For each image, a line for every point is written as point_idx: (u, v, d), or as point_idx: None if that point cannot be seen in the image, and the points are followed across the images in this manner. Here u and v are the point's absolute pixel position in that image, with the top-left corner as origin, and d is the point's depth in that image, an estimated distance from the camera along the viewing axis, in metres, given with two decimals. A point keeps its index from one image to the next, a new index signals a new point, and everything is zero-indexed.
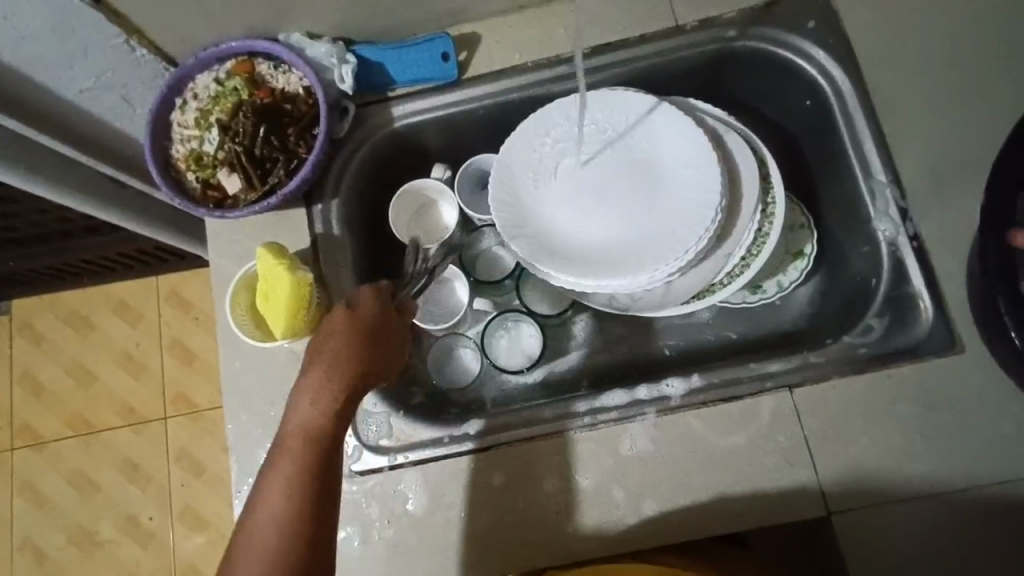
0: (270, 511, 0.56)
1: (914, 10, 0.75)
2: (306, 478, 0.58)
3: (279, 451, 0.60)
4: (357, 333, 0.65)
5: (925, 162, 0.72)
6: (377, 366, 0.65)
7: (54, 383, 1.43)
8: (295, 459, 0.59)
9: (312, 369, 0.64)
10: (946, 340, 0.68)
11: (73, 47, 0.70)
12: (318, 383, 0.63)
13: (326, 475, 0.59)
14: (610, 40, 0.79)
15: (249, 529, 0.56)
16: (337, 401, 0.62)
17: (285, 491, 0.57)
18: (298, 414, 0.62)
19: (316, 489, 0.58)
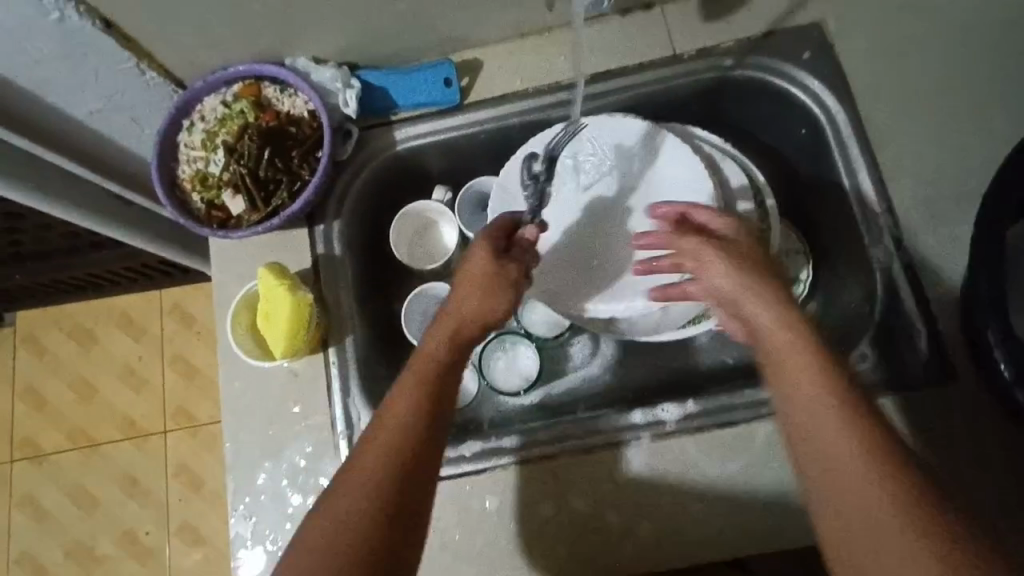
0: (380, 445, 0.56)
1: (908, 42, 0.77)
2: (422, 419, 0.58)
3: (399, 387, 0.60)
4: (488, 278, 0.66)
5: (918, 192, 0.73)
6: (497, 316, 0.66)
7: (55, 396, 1.44)
8: (414, 396, 0.59)
9: (445, 310, 0.65)
10: (938, 368, 0.68)
11: (84, 70, 0.72)
12: (443, 326, 0.64)
13: (440, 419, 0.59)
14: (610, 68, 0.80)
15: (359, 458, 0.56)
16: (456, 345, 0.64)
17: (400, 428, 0.57)
18: (423, 352, 0.62)
19: (429, 432, 0.58)
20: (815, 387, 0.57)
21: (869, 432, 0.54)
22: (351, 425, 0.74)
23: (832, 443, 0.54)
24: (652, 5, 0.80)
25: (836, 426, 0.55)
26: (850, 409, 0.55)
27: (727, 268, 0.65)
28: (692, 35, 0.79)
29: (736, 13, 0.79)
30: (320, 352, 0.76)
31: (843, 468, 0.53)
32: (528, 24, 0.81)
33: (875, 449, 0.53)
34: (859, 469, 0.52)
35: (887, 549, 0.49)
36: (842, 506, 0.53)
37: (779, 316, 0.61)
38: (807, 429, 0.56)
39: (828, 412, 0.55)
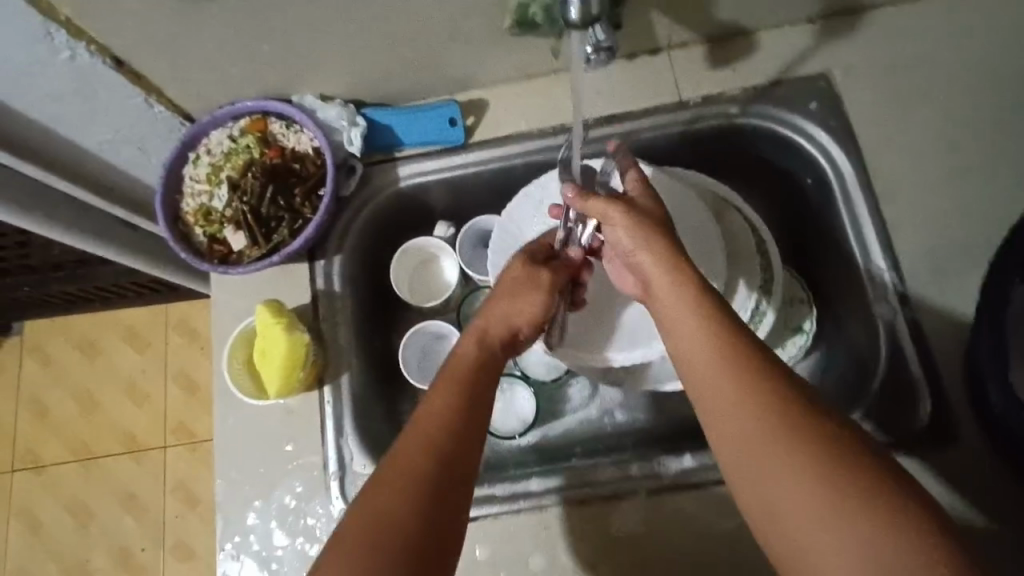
0: (418, 439, 0.54)
1: (916, 96, 0.76)
2: (460, 416, 0.56)
3: (436, 385, 0.58)
4: (523, 283, 0.67)
5: (924, 248, 0.72)
6: (530, 320, 0.67)
7: (58, 408, 1.44)
8: (451, 394, 0.57)
9: (482, 313, 0.66)
10: (942, 432, 0.67)
11: (94, 104, 0.72)
12: (479, 327, 0.64)
13: (478, 420, 0.57)
14: (615, 112, 0.80)
15: (395, 452, 0.53)
16: (490, 347, 0.63)
17: (438, 423, 0.55)
18: (457, 354, 0.62)
19: (466, 431, 0.55)
20: (709, 346, 0.53)
21: (763, 383, 0.50)
22: (343, 466, 0.74)
23: (729, 402, 0.50)
24: (659, 50, 0.80)
25: (725, 380, 0.51)
26: (747, 364, 0.51)
27: (632, 224, 0.61)
28: (699, 81, 0.79)
29: (743, 61, 0.79)
30: (315, 390, 0.76)
31: (749, 421, 0.49)
32: (535, 66, 0.81)
33: (763, 403, 0.49)
34: (759, 421, 0.49)
35: (795, 505, 0.45)
36: (745, 469, 0.48)
37: (672, 270, 0.59)
38: (707, 385, 0.52)
39: (722, 368, 0.52)
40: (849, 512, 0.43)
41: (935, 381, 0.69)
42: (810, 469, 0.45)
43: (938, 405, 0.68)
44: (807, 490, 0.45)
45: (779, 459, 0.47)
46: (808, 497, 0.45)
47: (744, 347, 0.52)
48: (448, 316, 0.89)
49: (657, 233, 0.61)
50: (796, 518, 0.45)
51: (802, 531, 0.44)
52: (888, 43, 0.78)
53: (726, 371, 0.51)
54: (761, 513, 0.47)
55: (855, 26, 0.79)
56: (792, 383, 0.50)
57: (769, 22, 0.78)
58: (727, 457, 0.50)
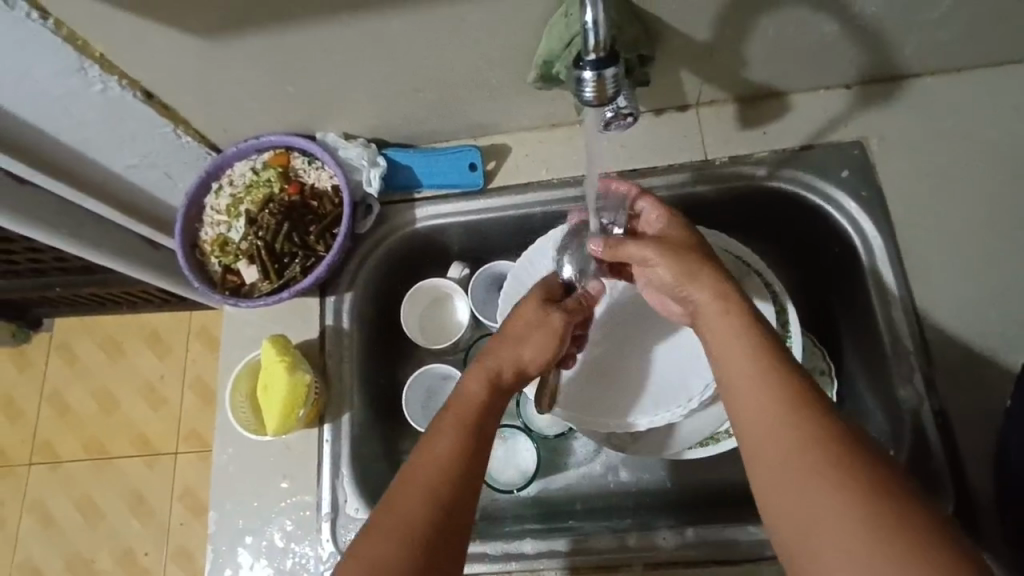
0: (418, 483, 0.51)
1: (954, 170, 0.73)
2: (462, 460, 0.53)
3: (439, 425, 0.55)
4: (538, 325, 0.63)
5: (957, 333, 0.68)
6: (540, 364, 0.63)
7: (79, 405, 1.32)
8: (452, 437, 0.54)
9: (488, 351, 0.61)
10: (970, 534, 0.63)
11: (122, 132, 0.74)
12: (486, 363, 0.60)
13: (482, 461, 0.54)
14: (636, 167, 0.78)
15: (398, 492, 0.51)
16: (498, 389, 0.59)
17: (438, 464, 0.52)
18: (461, 394, 0.58)
19: (469, 475, 0.53)
20: (746, 353, 0.52)
21: (798, 394, 0.49)
22: (336, 508, 0.72)
23: (763, 411, 0.49)
24: (687, 107, 0.79)
25: (761, 386, 0.50)
26: (779, 376, 0.50)
27: (674, 252, 0.60)
28: (727, 141, 0.77)
29: (772, 123, 0.77)
30: (315, 428, 0.75)
31: (782, 430, 0.48)
32: (559, 116, 0.80)
33: (800, 413, 0.48)
34: (795, 436, 0.47)
35: (830, 514, 0.43)
36: (777, 480, 0.47)
37: (705, 283, 0.57)
38: (745, 394, 0.51)
39: (758, 373, 0.51)
40: (883, 525, 0.41)
41: (960, 477, 0.64)
42: (843, 480, 0.44)
43: (962, 502, 0.64)
44: (837, 501, 0.43)
45: (813, 468, 0.45)
46: (842, 507, 0.43)
47: (780, 358, 0.52)
48: (455, 357, 0.88)
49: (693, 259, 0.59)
50: (831, 534, 0.43)
51: (836, 546, 0.42)
52: (926, 114, 0.75)
53: (761, 378, 0.50)
54: (794, 527, 0.45)
55: (890, 94, 0.76)
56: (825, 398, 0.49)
57: (802, 84, 0.76)
58: (760, 467, 0.48)
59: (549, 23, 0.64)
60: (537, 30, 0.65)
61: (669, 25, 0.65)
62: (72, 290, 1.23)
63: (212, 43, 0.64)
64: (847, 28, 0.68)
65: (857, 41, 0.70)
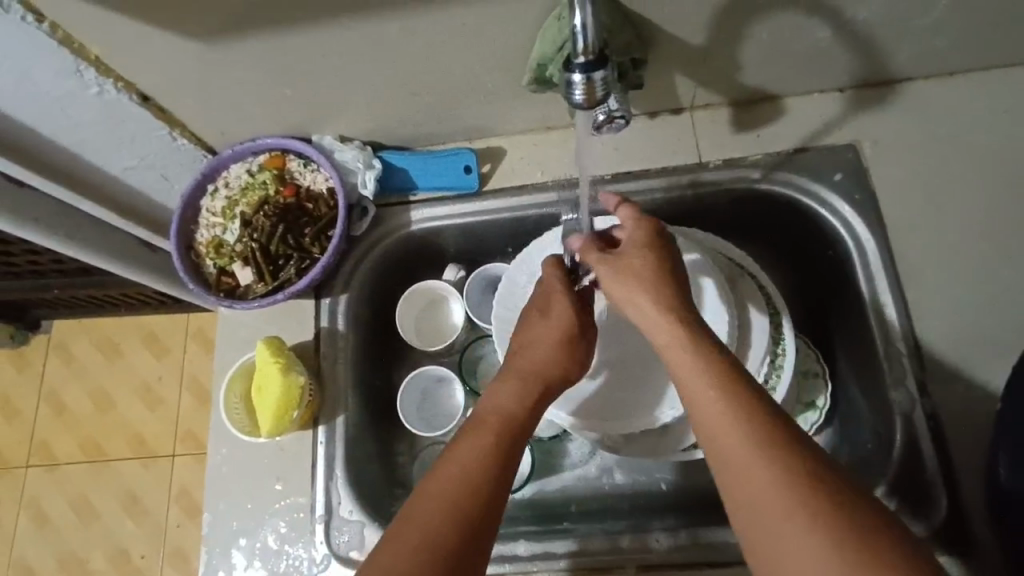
0: (440, 496, 0.51)
1: (947, 173, 0.74)
2: (489, 472, 0.53)
3: (470, 437, 0.55)
4: (574, 331, 0.65)
5: (950, 336, 0.69)
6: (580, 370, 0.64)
7: (75, 406, 1.32)
8: (480, 450, 0.54)
9: (517, 361, 0.62)
10: (961, 538, 0.63)
11: (120, 134, 0.74)
12: (517, 376, 0.61)
13: (505, 478, 0.53)
14: (631, 170, 0.79)
15: (411, 510, 0.51)
16: (531, 399, 0.59)
17: (464, 478, 0.52)
18: (487, 407, 0.58)
19: (497, 487, 0.52)
20: (705, 376, 0.52)
21: (756, 418, 0.49)
22: (330, 509, 0.72)
23: (723, 436, 0.49)
24: (681, 110, 0.79)
25: (720, 409, 0.50)
26: (739, 400, 0.50)
27: (623, 276, 0.61)
28: (721, 144, 0.78)
29: (766, 126, 0.78)
30: (310, 429, 0.75)
31: (742, 454, 0.48)
32: (555, 119, 0.80)
33: (769, 435, 0.48)
34: (763, 458, 0.47)
35: (791, 539, 0.44)
36: (739, 504, 0.47)
37: (657, 306, 0.58)
38: (706, 418, 0.51)
39: (716, 396, 0.51)
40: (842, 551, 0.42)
41: (952, 480, 0.64)
42: (802, 505, 0.44)
43: (954, 505, 0.64)
44: (799, 527, 0.44)
45: (772, 494, 0.45)
46: (803, 533, 0.43)
47: (739, 380, 0.52)
48: (451, 359, 0.88)
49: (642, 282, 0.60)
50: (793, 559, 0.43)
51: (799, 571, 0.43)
52: (919, 118, 0.76)
53: (719, 402, 0.51)
54: (758, 551, 0.45)
55: (884, 98, 0.77)
56: (787, 420, 0.49)
57: (796, 88, 0.77)
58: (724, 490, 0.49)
59: (543, 27, 0.64)
60: (531, 34, 0.66)
61: (663, 29, 0.66)
62: (70, 292, 1.23)
63: (209, 45, 0.64)
64: (840, 32, 0.68)
65: (850, 46, 0.70)
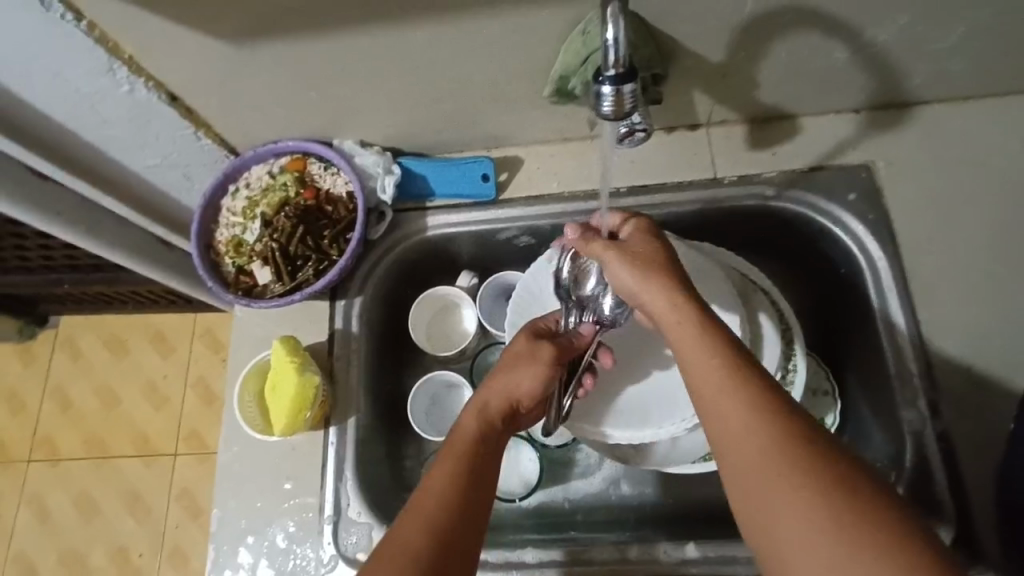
0: (424, 507, 0.52)
1: (959, 196, 0.74)
2: (462, 485, 0.54)
3: (440, 457, 0.57)
4: (526, 359, 0.66)
5: (961, 356, 0.69)
6: (532, 397, 0.65)
7: (81, 402, 1.33)
8: (454, 465, 0.56)
9: (482, 387, 0.65)
10: (969, 561, 0.63)
11: (145, 132, 0.75)
12: (475, 402, 0.63)
13: (477, 491, 0.55)
14: (648, 183, 0.80)
15: (399, 523, 0.52)
16: (487, 421, 0.62)
17: (444, 490, 0.54)
18: (456, 431, 0.60)
19: (469, 501, 0.53)
20: (698, 344, 0.54)
21: (750, 385, 0.51)
22: (338, 511, 0.72)
23: (723, 402, 0.50)
24: (698, 126, 0.80)
25: (712, 376, 0.52)
26: (721, 364, 0.52)
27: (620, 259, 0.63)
28: (736, 161, 0.79)
29: (781, 145, 0.79)
30: (321, 430, 0.76)
31: (733, 418, 0.50)
32: (573, 131, 0.81)
33: (763, 411, 0.49)
34: (761, 433, 0.48)
35: (788, 515, 0.44)
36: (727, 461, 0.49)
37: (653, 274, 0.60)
38: (703, 387, 0.52)
39: (710, 366, 0.52)
40: (831, 498, 0.44)
41: (961, 502, 0.64)
42: (795, 457, 0.46)
43: (963, 526, 0.64)
44: (788, 478, 0.45)
45: (765, 465, 0.46)
46: (783, 487, 0.45)
47: (724, 343, 0.53)
48: (462, 365, 0.89)
49: (638, 261, 0.62)
50: (782, 518, 0.45)
51: (801, 545, 0.43)
52: (934, 141, 0.77)
53: (717, 370, 0.52)
54: (749, 510, 0.47)
55: (899, 121, 0.78)
56: (777, 384, 0.51)
57: (811, 108, 0.78)
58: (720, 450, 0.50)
59: (567, 39, 0.66)
60: (555, 46, 0.67)
61: (685, 47, 0.67)
62: (81, 288, 1.23)
63: (240, 48, 0.66)
64: (858, 55, 0.69)
65: (867, 67, 0.71)
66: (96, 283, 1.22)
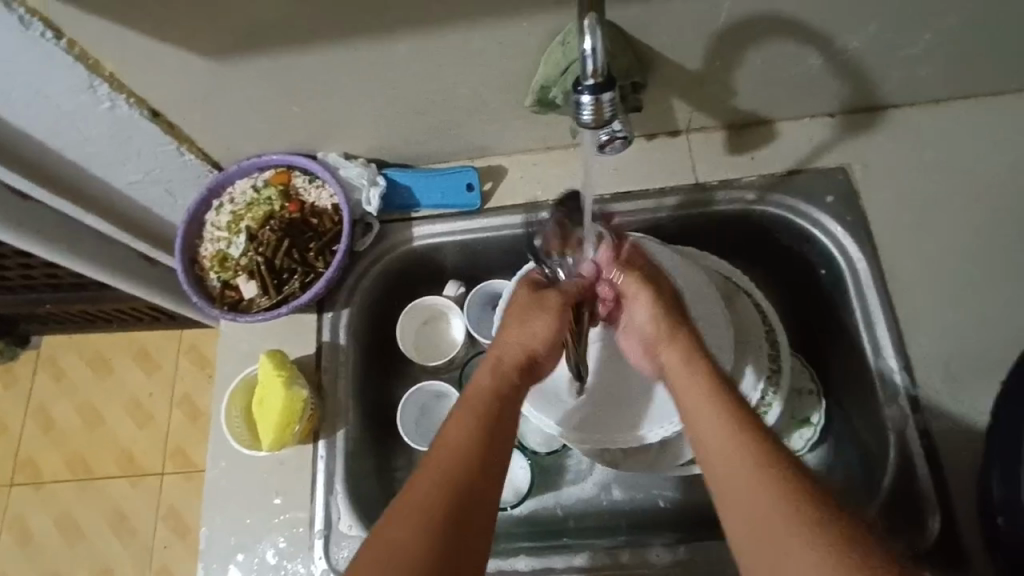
0: (438, 467, 0.52)
1: (932, 197, 0.76)
2: (477, 446, 0.54)
3: (455, 417, 0.57)
4: (532, 305, 0.67)
5: (940, 353, 0.71)
6: (545, 342, 0.66)
7: (64, 423, 1.30)
8: (470, 425, 0.56)
9: (496, 342, 0.66)
10: (953, 555, 0.64)
11: (127, 148, 0.75)
12: (491, 358, 0.64)
13: (493, 457, 0.55)
14: (630, 189, 0.81)
15: (413, 481, 0.52)
16: (505, 375, 0.62)
17: (458, 454, 0.53)
18: (471, 389, 0.60)
19: (482, 467, 0.53)
20: (702, 394, 0.57)
21: (756, 438, 0.52)
22: (329, 524, 0.72)
23: (725, 450, 0.52)
24: (678, 133, 0.82)
25: (720, 426, 0.54)
26: (725, 411, 0.55)
27: (644, 299, 0.68)
28: (716, 166, 0.80)
29: (759, 149, 0.80)
30: (310, 443, 0.75)
31: (736, 465, 0.51)
32: (555, 139, 0.82)
33: (761, 459, 0.50)
34: (761, 480, 0.49)
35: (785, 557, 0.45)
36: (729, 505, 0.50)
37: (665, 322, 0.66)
38: (706, 426, 0.55)
39: (714, 415, 0.55)
40: (828, 544, 0.44)
41: (944, 498, 0.66)
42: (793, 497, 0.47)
43: (947, 520, 0.65)
44: (788, 524, 0.46)
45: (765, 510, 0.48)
46: (779, 530, 0.46)
47: (728, 395, 0.56)
48: (450, 374, 0.89)
49: (657, 305, 0.67)
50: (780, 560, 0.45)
51: None
52: (908, 143, 0.78)
53: (721, 413, 0.55)
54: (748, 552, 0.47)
55: (873, 125, 0.80)
56: (783, 440, 0.53)
57: (787, 113, 0.79)
58: (719, 487, 0.52)
59: (547, 49, 0.67)
60: (536, 56, 0.68)
61: (663, 56, 0.69)
62: (63, 307, 1.22)
63: (222, 63, 0.66)
64: (831, 62, 0.71)
65: (840, 72, 0.73)
66: (79, 302, 1.20)
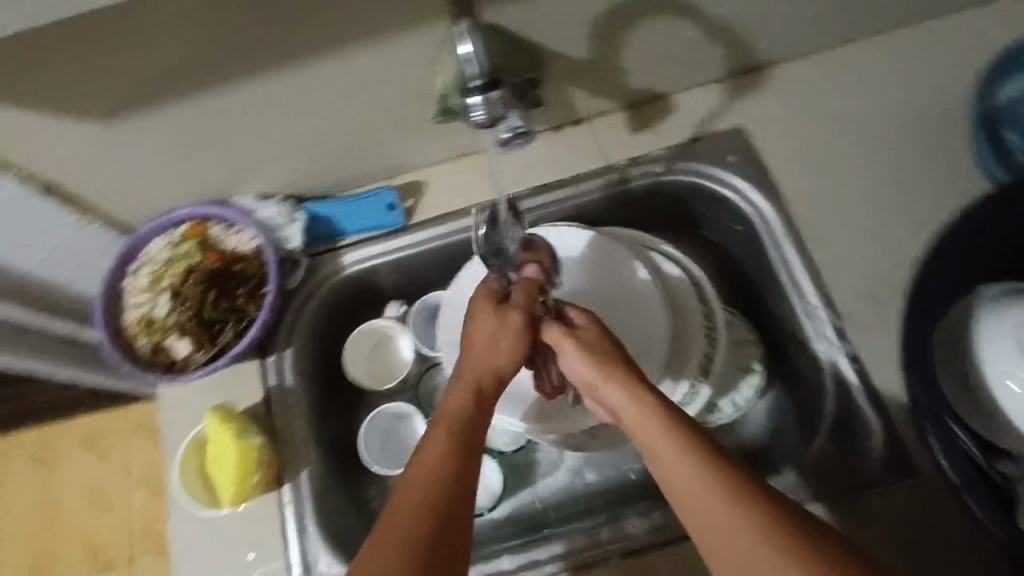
0: (412, 493, 0.51)
1: (823, 141, 0.82)
2: (451, 473, 0.52)
3: (424, 444, 0.54)
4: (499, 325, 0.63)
5: (855, 283, 0.75)
6: (512, 362, 0.62)
7: (15, 528, 1.23)
8: (441, 452, 0.53)
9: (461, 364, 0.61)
10: (899, 466, 0.68)
11: (26, 228, 0.72)
12: (461, 382, 0.59)
13: (467, 482, 0.53)
14: (547, 181, 0.83)
15: (389, 513, 0.51)
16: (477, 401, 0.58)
17: (433, 479, 0.52)
18: (440, 412, 0.57)
19: (457, 492, 0.52)
20: (672, 437, 0.54)
21: (737, 483, 0.50)
22: (308, 567, 0.71)
23: (704, 499, 0.50)
24: (582, 120, 0.85)
25: (694, 474, 0.51)
26: (702, 458, 0.52)
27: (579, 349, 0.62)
28: (623, 146, 0.83)
29: (660, 123, 0.84)
30: (274, 490, 0.74)
31: (717, 519, 0.49)
32: (467, 145, 0.84)
33: (744, 507, 0.49)
34: (748, 529, 0.48)
35: None
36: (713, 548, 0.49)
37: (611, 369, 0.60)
38: (683, 489, 0.52)
39: (686, 464, 0.52)
40: None
41: (883, 415, 0.70)
42: (780, 552, 0.47)
43: (888, 434, 0.69)
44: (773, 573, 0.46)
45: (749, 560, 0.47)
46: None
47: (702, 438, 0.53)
48: (406, 395, 0.89)
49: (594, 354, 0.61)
50: None
51: None
52: (793, 96, 0.84)
53: (694, 472, 0.51)
54: None
55: (759, 83, 0.85)
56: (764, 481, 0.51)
57: (680, 85, 0.83)
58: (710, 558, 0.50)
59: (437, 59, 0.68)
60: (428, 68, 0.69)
61: (550, 49, 0.71)
62: None
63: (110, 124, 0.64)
64: (706, 32, 0.76)
65: (717, 40, 0.77)
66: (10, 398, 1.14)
